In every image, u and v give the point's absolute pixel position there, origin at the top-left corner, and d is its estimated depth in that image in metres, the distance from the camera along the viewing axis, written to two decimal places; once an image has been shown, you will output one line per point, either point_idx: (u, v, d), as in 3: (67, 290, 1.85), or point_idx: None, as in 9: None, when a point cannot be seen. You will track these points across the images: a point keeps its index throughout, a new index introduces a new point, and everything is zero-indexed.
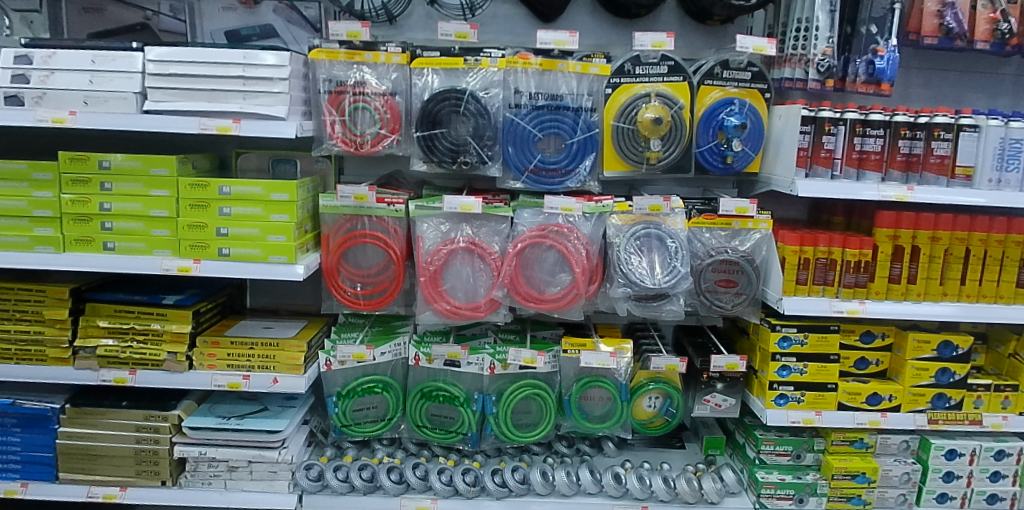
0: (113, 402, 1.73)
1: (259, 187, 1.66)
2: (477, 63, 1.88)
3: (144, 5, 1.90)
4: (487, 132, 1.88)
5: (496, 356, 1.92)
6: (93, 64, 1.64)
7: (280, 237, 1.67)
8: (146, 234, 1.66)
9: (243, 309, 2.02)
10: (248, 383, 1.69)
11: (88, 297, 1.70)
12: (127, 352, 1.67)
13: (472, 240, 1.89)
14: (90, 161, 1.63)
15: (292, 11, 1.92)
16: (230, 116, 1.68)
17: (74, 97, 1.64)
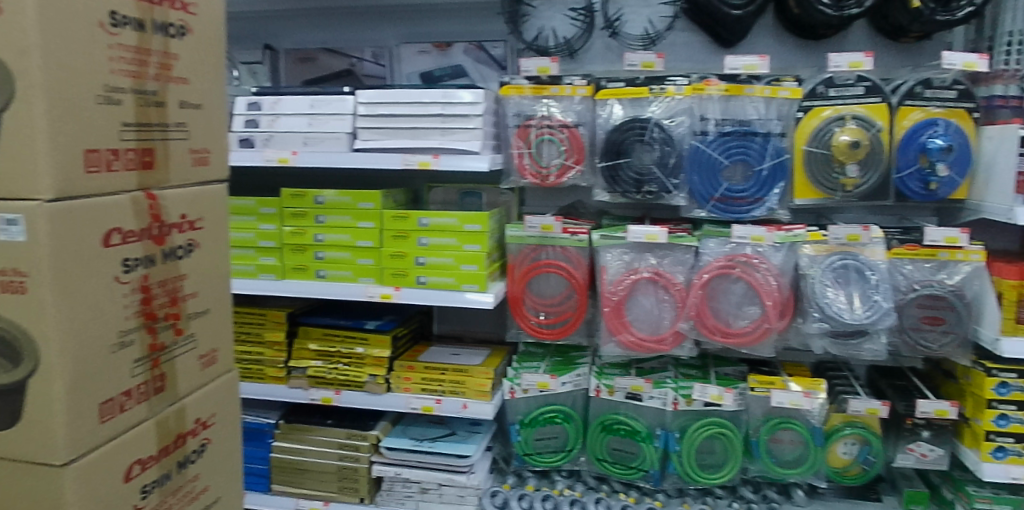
0: (319, 420, 1.85)
1: (454, 218, 1.74)
2: (662, 92, 1.87)
3: (350, 53, 2.05)
4: (671, 159, 1.85)
5: (680, 391, 1.84)
6: (312, 108, 1.80)
7: (472, 266, 1.74)
8: (353, 263, 1.78)
9: (431, 335, 2.09)
10: (440, 407, 1.74)
11: (300, 320, 1.83)
12: (333, 373, 1.78)
13: (656, 270, 1.85)
14: (307, 197, 1.77)
15: (481, 51, 1.99)
16: (430, 152, 1.78)
17: (295, 138, 1.80)
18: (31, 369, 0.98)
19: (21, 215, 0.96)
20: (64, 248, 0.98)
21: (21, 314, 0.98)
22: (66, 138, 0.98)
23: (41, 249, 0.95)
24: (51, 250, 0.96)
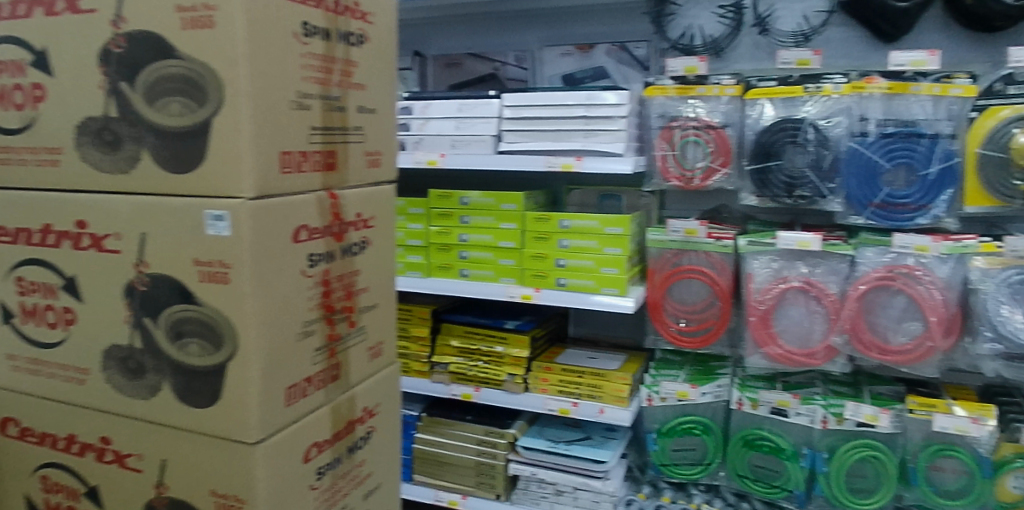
0: (459, 415, 1.91)
1: (595, 220, 1.72)
2: (818, 90, 1.77)
3: (494, 58, 2.09)
4: (827, 163, 1.76)
5: (830, 409, 1.74)
6: (459, 111, 1.85)
7: (613, 269, 1.72)
8: (494, 263, 1.81)
9: (567, 337, 2.11)
10: (577, 410, 1.74)
11: (443, 317, 1.89)
12: (473, 370, 1.82)
13: (808, 280, 1.76)
14: (453, 198, 1.82)
15: (623, 52, 1.98)
16: (573, 154, 1.78)
17: (444, 141, 1.86)
18: (232, 353, 1.05)
19: (226, 212, 1.03)
20: (262, 241, 1.05)
21: (224, 302, 1.04)
22: (266, 142, 1.06)
23: (244, 242, 1.02)
24: (252, 243, 1.03)
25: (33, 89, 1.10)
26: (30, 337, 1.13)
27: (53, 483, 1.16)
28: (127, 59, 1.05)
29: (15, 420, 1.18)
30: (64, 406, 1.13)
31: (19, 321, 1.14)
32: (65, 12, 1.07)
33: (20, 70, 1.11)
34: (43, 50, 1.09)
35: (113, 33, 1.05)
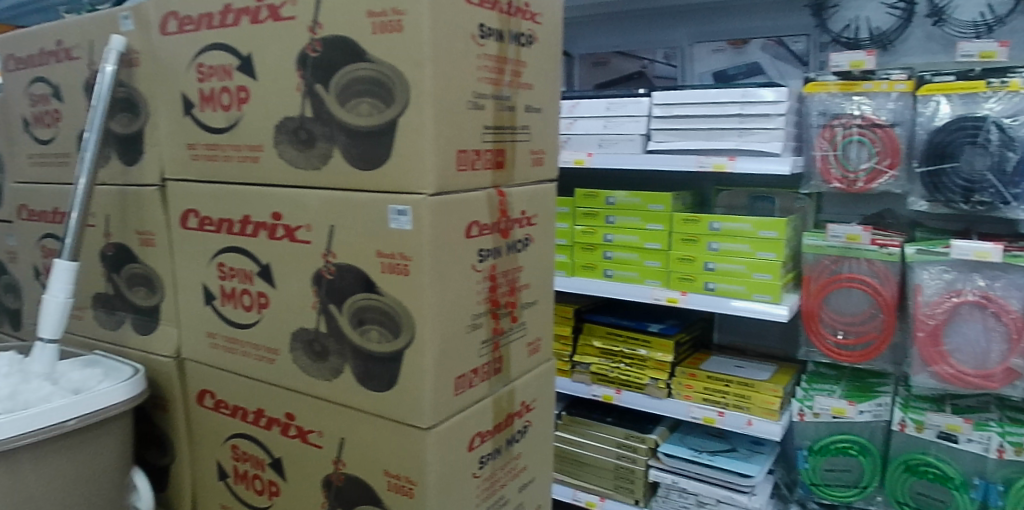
0: (600, 417, 1.91)
1: (748, 223, 1.65)
2: (1003, 85, 1.57)
3: (643, 56, 2.19)
4: (1013, 167, 1.56)
5: (1008, 438, 1.56)
6: (608, 110, 1.85)
7: (766, 275, 1.64)
8: (640, 265, 1.79)
9: (712, 345, 2.07)
10: (723, 421, 1.68)
11: (586, 317, 1.90)
12: (615, 372, 1.82)
13: (986, 294, 1.59)
14: (599, 197, 1.82)
15: (780, 47, 1.96)
16: (726, 154, 1.72)
17: (591, 140, 1.88)
18: (410, 341, 1.08)
19: (408, 206, 1.06)
20: (439, 235, 1.08)
21: (404, 293, 1.07)
22: (447, 142, 1.09)
23: (424, 237, 1.05)
24: (432, 238, 1.06)
25: (238, 92, 1.16)
26: (226, 316, 1.20)
27: (242, 451, 1.23)
28: (323, 63, 1.10)
29: (211, 392, 1.24)
30: (253, 381, 1.20)
31: (219, 303, 1.21)
32: (267, 20, 1.13)
33: (228, 73, 1.16)
34: (248, 55, 1.15)
35: (311, 38, 1.10)
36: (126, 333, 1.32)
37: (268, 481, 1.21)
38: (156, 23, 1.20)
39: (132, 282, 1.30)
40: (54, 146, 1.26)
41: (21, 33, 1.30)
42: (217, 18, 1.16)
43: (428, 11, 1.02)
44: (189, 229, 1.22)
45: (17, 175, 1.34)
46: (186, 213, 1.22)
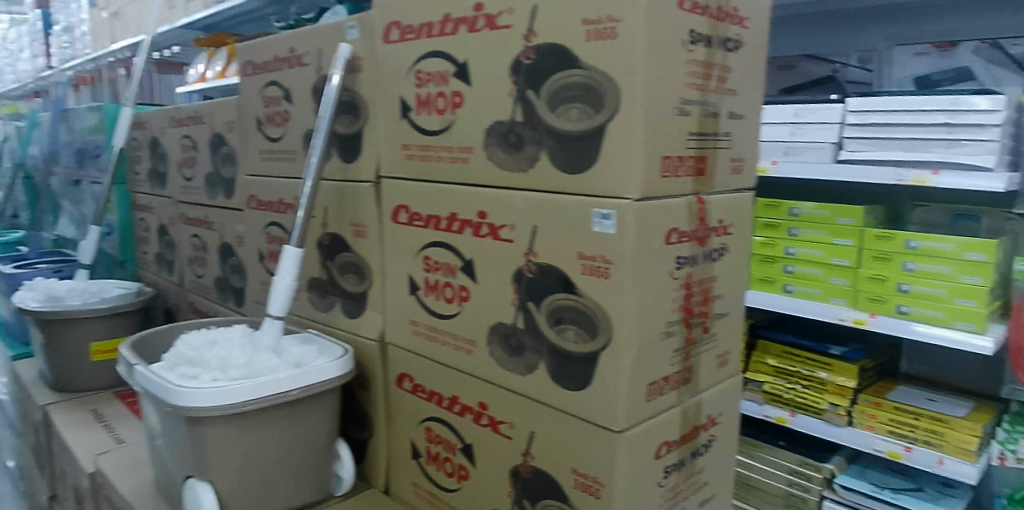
0: (771, 440, 1.99)
1: (951, 243, 1.54)
2: None
3: (834, 59, 2.12)
4: None
5: None
6: (795, 116, 1.81)
7: (970, 301, 1.52)
8: (823, 281, 1.77)
9: (898, 374, 1.97)
10: (910, 456, 1.66)
11: (762, 334, 2.00)
12: (790, 394, 1.89)
13: None
14: (783, 208, 1.85)
15: (996, 50, 1.81)
16: (928, 166, 1.60)
17: (776, 148, 1.85)
18: (605, 344, 1.07)
19: (612, 211, 1.04)
20: (642, 240, 1.05)
21: (604, 297, 1.06)
22: (653, 148, 1.06)
23: (629, 242, 1.03)
24: (634, 244, 1.03)
25: (453, 96, 1.21)
26: (429, 307, 1.28)
27: (435, 434, 1.31)
28: (536, 70, 1.11)
29: (410, 376, 1.32)
30: (448, 369, 1.27)
31: (422, 293, 1.29)
32: (484, 28, 1.16)
33: (444, 79, 1.22)
34: (464, 62, 1.19)
35: (525, 46, 1.12)
36: (336, 315, 1.44)
37: (458, 465, 1.28)
38: (379, 33, 1.29)
39: (344, 269, 1.42)
40: (282, 143, 1.37)
41: (256, 41, 1.42)
42: (437, 28, 1.22)
43: (645, 21, 0.98)
44: (399, 224, 1.31)
45: (246, 169, 1.47)
46: (397, 209, 1.31)
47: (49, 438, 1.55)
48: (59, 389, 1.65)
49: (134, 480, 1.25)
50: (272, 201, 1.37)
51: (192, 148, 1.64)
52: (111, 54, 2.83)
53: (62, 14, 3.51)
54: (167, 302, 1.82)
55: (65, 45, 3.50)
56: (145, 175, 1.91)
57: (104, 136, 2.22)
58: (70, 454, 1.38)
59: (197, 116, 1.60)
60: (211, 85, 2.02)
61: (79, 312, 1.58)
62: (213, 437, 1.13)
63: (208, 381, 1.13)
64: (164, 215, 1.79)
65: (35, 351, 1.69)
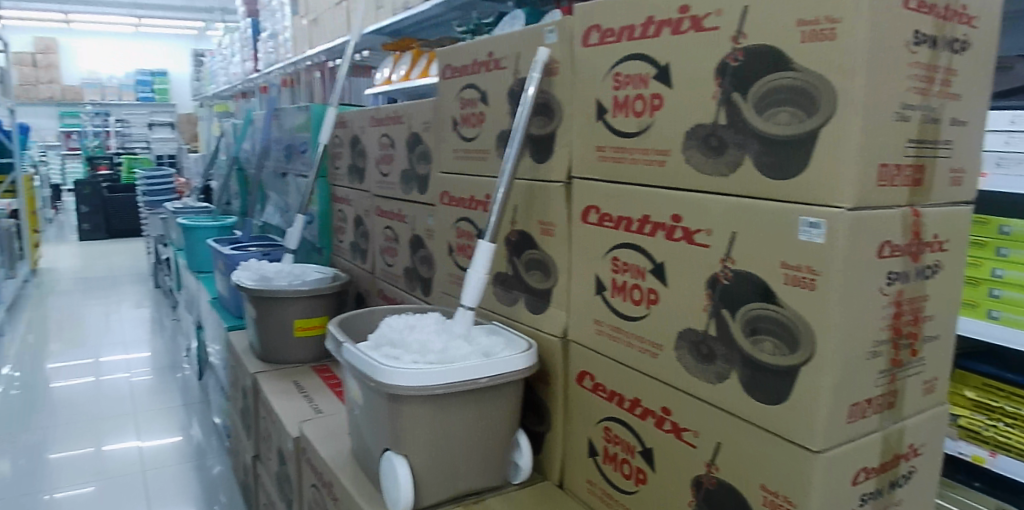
0: (968, 479, 1.90)
1: None
2: None
3: None
4: None
5: None
6: (1011, 124, 1.71)
7: None
8: None
9: None
10: None
11: (962, 363, 1.91)
12: (991, 431, 1.80)
13: None
14: (991, 226, 1.76)
15: None
16: None
17: (988, 159, 1.76)
18: (807, 359, 0.99)
19: (823, 220, 0.95)
20: (855, 251, 0.95)
21: (809, 310, 0.97)
22: (870, 154, 0.94)
23: (839, 252, 0.93)
24: (845, 255, 0.93)
25: (652, 99, 1.19)
26: (615, 307, 1.29)
27: (614, 434, 1.31)
28: (743, 73, 1.04)
29: (591, 375, 1.34)
30: (630, 370, 1.27)
31: (609, 293, 1.30)
32: (688, 31, 1.11)
33: (644, 81, 1.21)
34: (666, 65, 1.16)
35: (731, 48, 1.05)
36: (519, 309, 1.51)
37: (636, 468, 1.27)
38: (578, 37, 1.31)
39: (529, 266, 1.48)
40: (476, 143, 1.45)
41: (456, 46, 1.51)
42: (639, 31, 1.20)
43: (869, 16, 0.88)
44: (588, 224, 1.33)
45: (441, 166, 1.58)
46: (587, 209, 1.33)
47: (257, 402, 1.74)
48: (265, 359, 1.84)
49: (335, 448, 1.37)
50: (464, 198, 1.45)
51: (390, 146, 1.79)
52: (311, 57, 3.17)
53: (268, 22, 4.04)
54: (360, 288, 2.01)
55: (270, 51, 3.97)
56: (345, 169, 2.12)
57: (312, 134, 2.43)
58: (280, 417, 1.54)
59: (395, 116, 1.74)
60: (393, 88, 2.17)
61: (287, 292, 1.76)
62: (409, 415, 1.20)
63: (409, 362, 1.20)
64: (360, 206, 1.97)
65: (247, 323, 1.90)
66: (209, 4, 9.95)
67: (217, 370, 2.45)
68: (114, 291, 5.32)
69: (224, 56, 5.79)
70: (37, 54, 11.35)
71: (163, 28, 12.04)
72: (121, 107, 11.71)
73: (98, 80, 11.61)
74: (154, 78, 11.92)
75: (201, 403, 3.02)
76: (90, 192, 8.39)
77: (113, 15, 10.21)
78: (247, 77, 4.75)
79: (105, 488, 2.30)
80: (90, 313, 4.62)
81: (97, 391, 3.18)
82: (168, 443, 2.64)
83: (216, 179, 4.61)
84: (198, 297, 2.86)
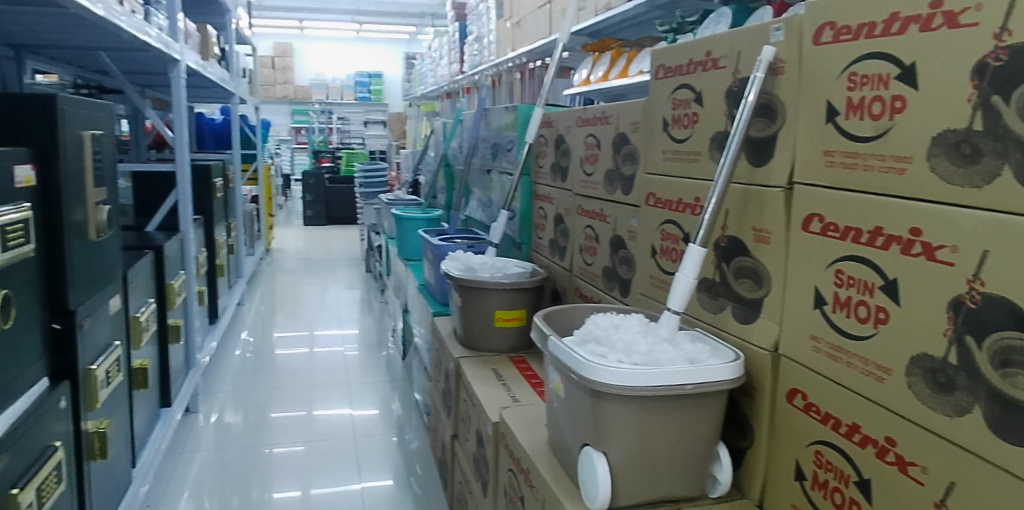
0: None
1: None
2: None
3: None
4: None
5: None
6: None
7: None
8: None
9: None
10: None
11: None
12: None
13: None
14: None
15: None
16: None
17: None
18: None
19: None
20: None
21: None
22: None
23: None
24: None
25: (893, 101, 1.04)
26: (836, 324, 1.17)
27: (825, 460, 1.20)
28: (1010, 74, 0.85)
29: (802, 393, 1.25)
30: (849, 392, 1.14)
31: (829, 308, 1.19)
32: (941, 27, 0.95)
33: (885, 82, 1.06)
34: (912, 65, 1.00)
35: (993, 47, 0.87)
36: (725, 318, 1.46)
37: (849, 499, 1.15)
38: (808, 32, 1.21)
39: (740, 273, 1.42)
40: (688, 144, 1.47)
41: (674, 46, 1.54)
42: (881, 28, 1.06)
43: None
44: (810, 232, 1.23)
45: (649, 167, 1.62)
46: (809, 217, 1.23)
47: (460, 383, 1.94)
48: (468, 345, 2.04)
49: (534, 436, 1.46)
50: (671, 200, 1.51)
51: (595, 145, 1.95)
52: (514, 58, 3.44)
53: (475, 26, 4.40)
54: (557, 284, 2.20)
55: (477, 52, 4.34)
56: (547, 168, 2.32)
57: (518, 133, 2.59)
58: (482, 403, 1.69)
59: (603, 116, 1.88)
60: (592, 88, 2.45)
61: (491, 284, 1.92)
62: (611, 413, 1.20)
63: (614, 361, 1.21)
64: (562, 205, 2.16)
65: (453, 313, 2.12)
66: (420, 9, 10.78)
67: (422, 351, 2.69)
68: (330, 271, 5.94)
69: (433, 57, 6.30)
70: (275, 58, 12.85)
71: (386, 33, 13.44)
72: (341, 106, 13.09)
73: (324, 80, 13.02)
74: (371, 80, 13.19)
75: (404, 380, 3.27)
76: (314, 182, 9.34)
77: (334, 18, 11.49)
78: (453, 78, 5.16)
79: (312, 451, 2.54)
80: (307, 290, 5.21)
81: (312, 360, 3.55)
82: (371, 414, 2.87)
83: (424, 174, 4.99)
84: (405, 283, 3.22)
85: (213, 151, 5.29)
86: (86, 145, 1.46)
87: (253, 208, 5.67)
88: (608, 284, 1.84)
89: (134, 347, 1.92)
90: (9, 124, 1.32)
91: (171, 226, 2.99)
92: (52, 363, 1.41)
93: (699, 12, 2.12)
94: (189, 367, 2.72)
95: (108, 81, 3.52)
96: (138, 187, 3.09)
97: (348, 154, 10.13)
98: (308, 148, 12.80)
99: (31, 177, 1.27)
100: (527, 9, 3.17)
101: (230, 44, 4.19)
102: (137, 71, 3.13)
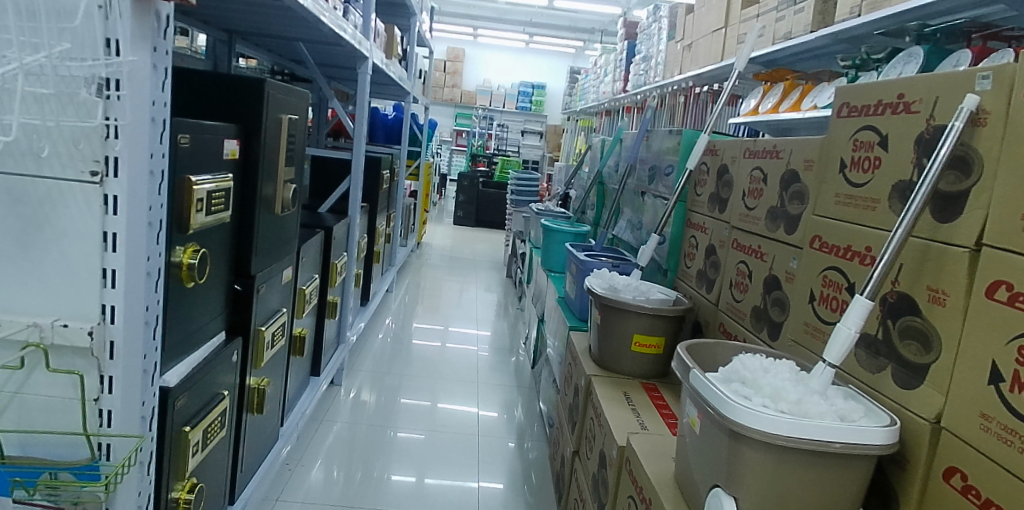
0: None
1: None
2: None
3: None
4: None
5: None
6: None
7: None
8: None
9: None
10: None
11: None
12: None
13: None
14: None
15: None
16: None
17: None
18: None
19: None
20: None
21: None
22: None
23: None
24: None
25: None
26: (1013, 406, 1.00)
27: None
28: None
29: (962, 473, 1.09)
30: (1021, 483, 0.98)
31: (1006, 387, 1.02)
32: None
33: None
34: None
35: None
36: (884, 380, 1.32)
37: None
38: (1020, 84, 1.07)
39: (905, 334, 1.28)
40: (865, 190, 1.39)
41: (862, 84, 1.45)
42: None
43: None
44: (995, 301, 1.07)
45: (818, 209, 1.55)
46: (996, 284, 1.07)
47: (589, 400, 1.96)
48: (600, 363, 2.07)
49: (659, 467, 1.44)
50: (839, 246, 1.44)
51: (761, 181, 1.92)
52: (680, 81, 3.42)
53: (644, 45, 4.38)
54: (700, 316, 2.19)
55: (642, 72, 4.32)
56: (705, 196, 2.31)
57: (678, 158, 2.57)
58: (610, 426, 1.69)
59: (775, 151, 1.86)
60: (761, 118, 2.47)
61: (632, 305, 1.93)
62: (748, 458, 1.14)
63: (759, 404, 1.16)
64: (716, 235, 2.15)
65: (590, 328, 2.18)
66: (591, 25, 10.82)
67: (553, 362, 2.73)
68: (472, 272, 6.14)
69: (598, 74, 6.33)
70: (448, 62, 13.40)
71: (550, 46, 13.72)
72: (502, 113, 13.49)
73: (490, 88, 13.44)
74: (534, 91, 13.39)
75: (530, 389, 3.31)
76: (468, 184, 9.73)
77: (502, 27, 11.94)
78: (614, 96, 5.18)
79: (431, 441, 2.63)
80: (448, 286, 5.43)
81: (445, 354, 3.69)
82: (494, 416, 2.94)
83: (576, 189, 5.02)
84: (544, 293, 3.31)
85: (382, 144, 5.61)
86: (283, 126, 1.61)
87: (411, 202, 6.03)
88: (755, 324, 1.82)
89: (298, 316, 2.12)
90: (224, 102, 1.49)
91: (339, 208, 3.22)
92: (230, 320, 1.57)
93: (888, 51, 2.05)
94: (339, 343, 2.92)
95: (300, 70, 3.87)
96: (314, 169, 3.37)
97: (503, 160, 10.37)
98: (467, 152, 13.35)
99: (236, 150, 1.42)
100: (700, 32, 3.13)
101: (411, 45, 4.42)
102: (328, 63, 3.40)
